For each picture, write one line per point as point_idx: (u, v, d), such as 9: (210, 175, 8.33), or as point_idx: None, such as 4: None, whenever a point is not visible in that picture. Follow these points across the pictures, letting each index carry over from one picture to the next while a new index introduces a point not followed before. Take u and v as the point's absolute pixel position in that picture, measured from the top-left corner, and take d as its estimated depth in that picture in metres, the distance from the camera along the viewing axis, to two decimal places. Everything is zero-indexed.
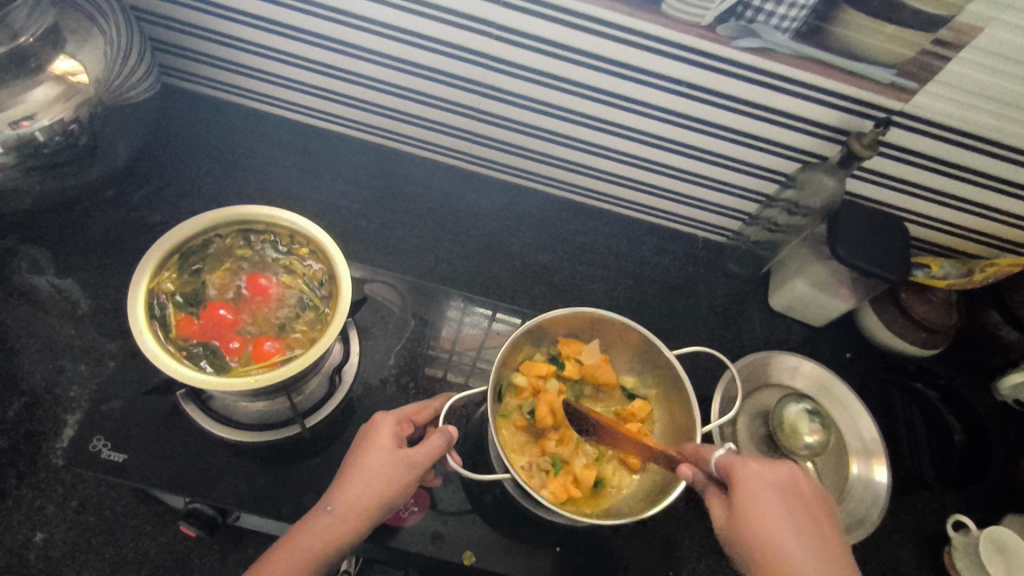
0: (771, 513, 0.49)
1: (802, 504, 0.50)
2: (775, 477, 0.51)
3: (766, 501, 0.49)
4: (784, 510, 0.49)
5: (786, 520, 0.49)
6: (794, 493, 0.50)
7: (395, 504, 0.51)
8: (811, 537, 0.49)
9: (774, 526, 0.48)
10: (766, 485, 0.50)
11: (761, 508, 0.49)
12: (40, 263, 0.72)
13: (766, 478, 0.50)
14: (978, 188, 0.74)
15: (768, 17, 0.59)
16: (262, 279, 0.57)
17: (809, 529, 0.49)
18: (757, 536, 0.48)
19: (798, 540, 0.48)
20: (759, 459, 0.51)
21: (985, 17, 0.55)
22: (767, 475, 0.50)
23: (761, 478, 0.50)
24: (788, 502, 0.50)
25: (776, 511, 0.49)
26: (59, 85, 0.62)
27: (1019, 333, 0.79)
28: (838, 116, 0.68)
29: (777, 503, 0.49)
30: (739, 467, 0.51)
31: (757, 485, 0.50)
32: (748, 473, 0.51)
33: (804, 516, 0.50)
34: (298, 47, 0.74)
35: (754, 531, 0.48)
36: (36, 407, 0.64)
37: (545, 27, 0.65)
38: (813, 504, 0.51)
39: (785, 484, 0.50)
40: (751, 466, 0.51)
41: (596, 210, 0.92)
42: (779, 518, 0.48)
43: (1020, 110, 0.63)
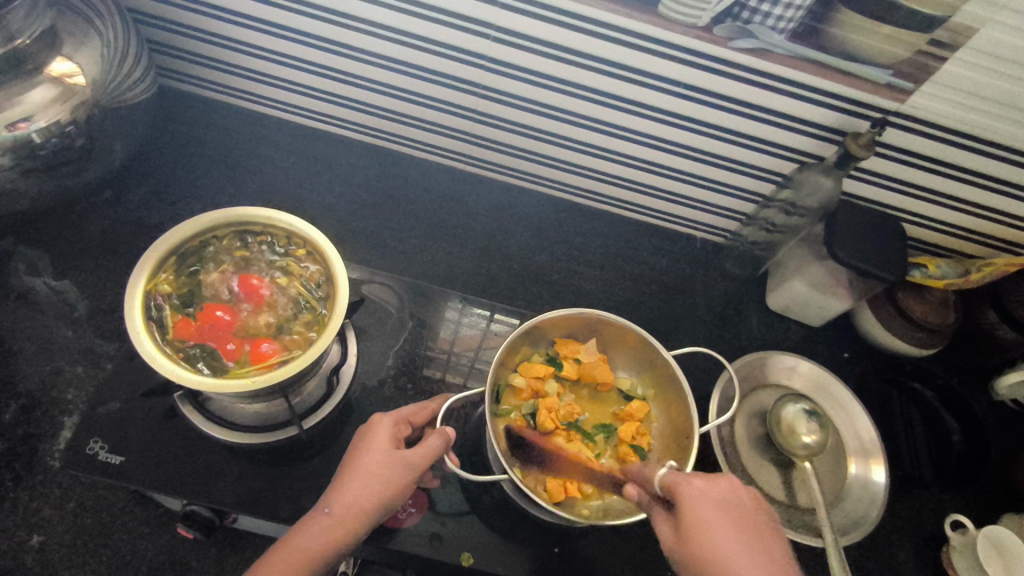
0: (718, 533, 0.47)
1: (746, 517, 0.49)
2: (717, 494, 0.49)
3: (709, 519, 0.48)
4: (727, 528, 0.48)
5: (733, 539, 0.47)
6: (737, 508, 0.49)
7: (393, 506, 0.51)
8: (757, 554, 0.47)
9: (723, 546, 0.47)
10: (708, 503, 0.49)
11: (707, 527, 0.47)
12: (37, 265, 0.72)
13: (708, 499, 0.49)
14: (974, 188, 0.74)
15: (765, 18, 0.59)
16: (252, 278, 0.57)
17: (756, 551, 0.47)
18: (707, 560, 0.46)
19: (744, 558, 0.46)
20: (700, 477, 0.50)
21: (980, 18, 0.55)
22: (709, 492, 0.49)
23: (704, 496, 0.49)
24: (729, 519, 0.48)
25: (722, 529, 0.47)
26: (56, 86, 0.62)
27: (1018, 333, 0.79)
28: (834, 117, 0.68)
29: (721, 523, 0.48)
30: (682, 487, 0.50)
31: (699, 503, 0.49)
32: (690, 493, 0.49)
33: (748, 530, 0.48)
34: (296, 49, 0.74)
35: (702, 554, 0.47)
36: (33, 409, 0.64)
37: (541, 28, 0.65)
38: (756, 516, 0.49)
39: (728, 499, 0.49)
40: (694, 484, 0.50)
41: (594, 211, 0.92)
42: (727, 537, 0.47)
43: (1016, 111, 0.63)
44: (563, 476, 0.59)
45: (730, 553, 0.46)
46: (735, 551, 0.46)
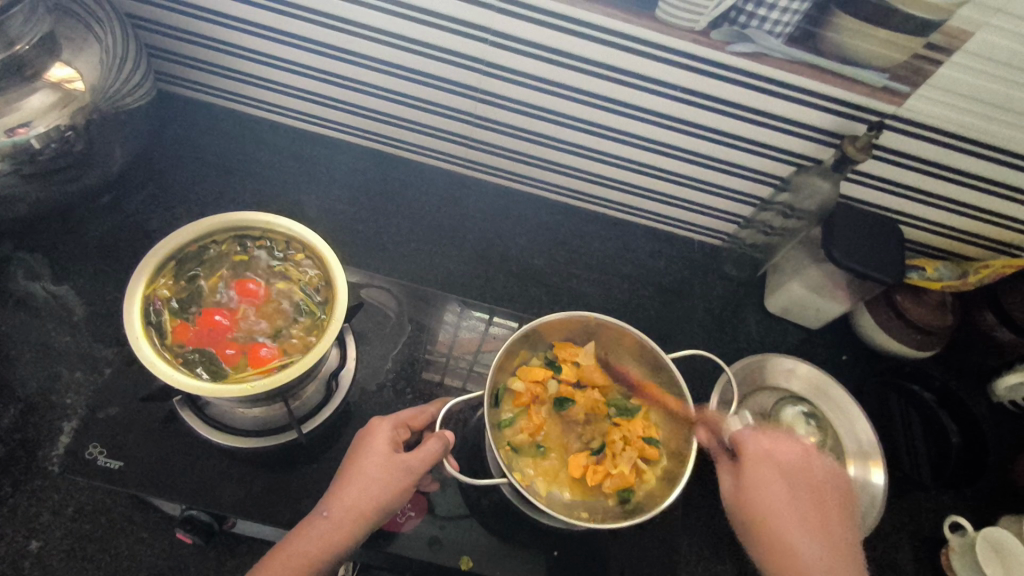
0: (776, 489, 0.54)
1: (806, 483, 0.55)
2: (786, 456, 0.56)
3: (773, 473, 0.55)
4: (786, 488, 0.54)
5: (788, 492, 0.54)
6: (801, 472, 0.56)
7: (393, 509, 0.51)
8: (808, 515, 0.54)
9: (779, 497, 0.54)
10: (776, 460, 0.56)
11: (770, 479, 0.54)
12: (35, 269, 0.72)
13: (773, 459, 0.56)
14: (971, 190, 0.74)
15: (761, 22, 0.60)
16: (250, 283, 0.57)
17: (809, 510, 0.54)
18: (762, 504, 0.54)
19: (797, 511, 0.53)
20: (773, 439, 0.57)
21: (975, 22, 0.55)
22: (777, 453, 0.56)
23: (771, 454, 0.56)
24: (791, 478, 0.55)
25: (783, 485, 0.54)
26: (55, 92, 0.62)
27: (1015, 334, 0.79)
28: (832, 120, 0.69)
29: (782, 479, 0.55)
30: (752, 442, 0.56)
31: (766, 460, 0.55)
32: (760, 449, 0.56)
33: (807, 492, 0.55)
34: (294, 54, 0.74)
35: (758, 498, 0.54)
36: (31, 414, 0.64)
37: (538, 32, 0.65)
38: (816, 485, 0.56)
39: (793, 463, 0.56)
40: (767, 444, 0.56)
41: (592, 214, 0.92)
42: (784, 491, 0.54)
43: (1012, 113, 0.63)
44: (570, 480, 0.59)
45: (785, 503, 0.54)
46: (790, 501, 0.54)
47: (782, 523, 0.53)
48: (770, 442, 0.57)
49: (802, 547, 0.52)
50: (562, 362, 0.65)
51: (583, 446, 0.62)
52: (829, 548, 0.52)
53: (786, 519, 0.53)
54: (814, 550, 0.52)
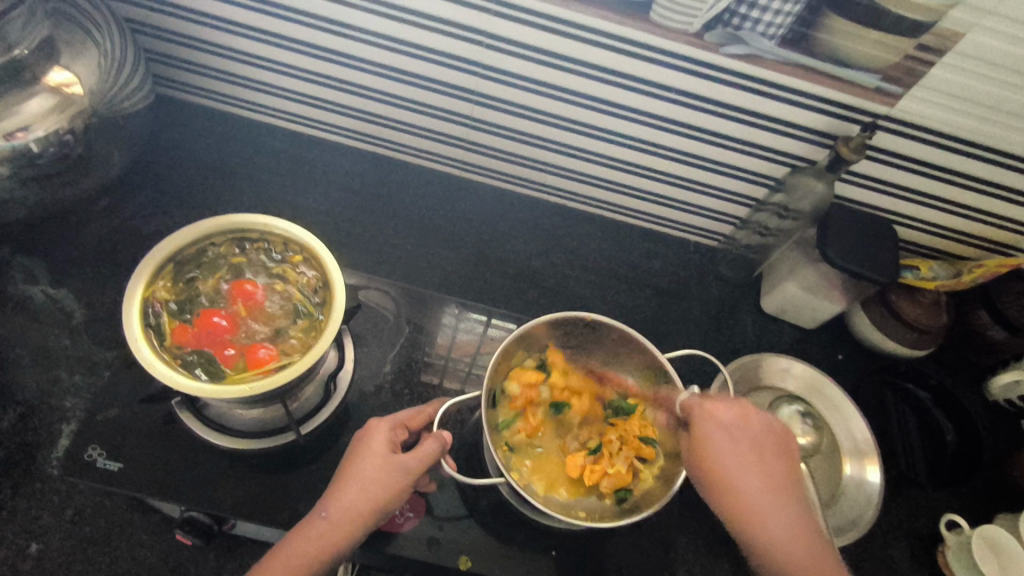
0: (721, 449, 0.52)
1: (757, 441, 0.53)
2: (733, 416, 0.54)
3: (720, 436, 0.53)
4: (733, 446, 0.52)
5: (738, 453, 0.52)
6: (748, 431, 0.53)
7: (391, 509, 0.52)
8: (756, 470, 0.52)
9: (729, 460, 0.52)
10: (722, 421, 0.53)
11: (718, 442, 0.53)
12: (34, 273, 0.72)
13: (718, 418, 0.54)
14: (964, 191, 0.75)
15: (755, 24, 0.60)
16: (247, 284, 0.58)
17: (757, 465, 0.52)
18: (711, 469, 0.52)
19: (748, 470, 0.52)
20: (718, 400, 0.55)
21: (966, 23, 0.56)
22: (723, 414, 0.54)
23: (719, 417, 0.54)
24: (739, 438, 0.53)
25: (732, 446, 0.52)
26: (54, 96, 0.62)
27: (1007, 333, 0.80)
28: (825, 121, 0.69)
29: (729, 440, 0.53)
30: (696, 406, 0.55)
31: (713, 424, 0.53)
32: (704, 412, 0.54)
33: (756, 450, 0.53)
34: (291, 57, 0.75)
35: (706, 463, 0.52)
36: (30, 417, 0.64)
37: (535, 35, 0.66)
38: (766, 441, 0.54)
39: (742, 422, 0.54)
40: (711, 405, 0.54)
41: (589, 216, 0.93)
42: (733, 453, 0.52)
43: (1003, 114, 0.64)
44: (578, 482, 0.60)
45: (735, 464, 0.52)
46: (740, 462, 0.52)
47: (734, 486, 0.51)
48: (716, 404, 0.54)
49: (755, 508, 0.51)
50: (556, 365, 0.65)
51: (580, 446, 0.63)
52: (780, 504, 0.51)
53: (736, 479, 0.51)
54: (765, 508, 0.51)
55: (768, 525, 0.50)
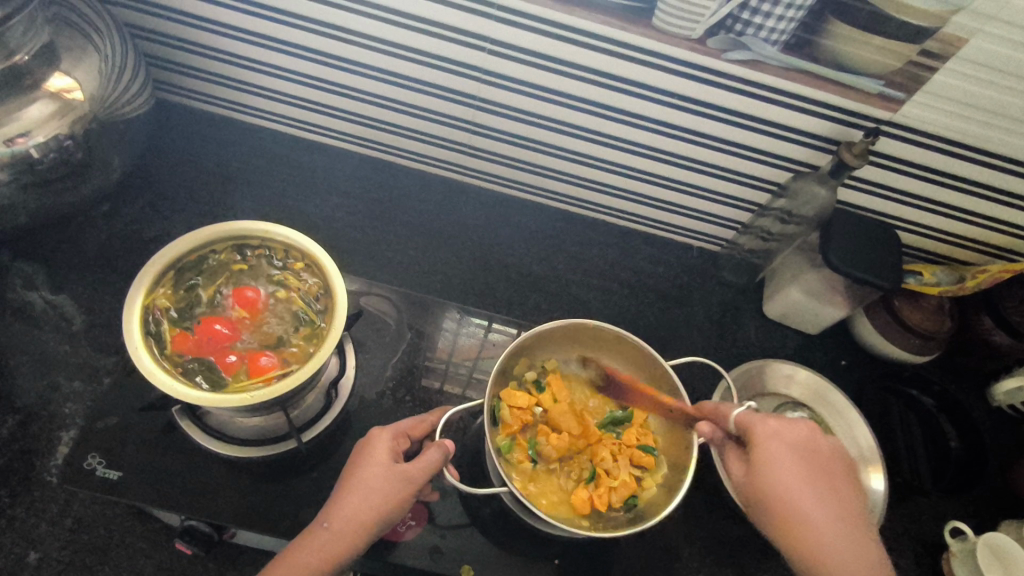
0: (787, 470, 0.51)
1: (822, 465, 0.52)
2: (797, 439, 0.53)
3: (786, 460, 0.52)
4: (799, 468, 0.52)
5: (805, 478, 0.51)
6: (813, 455, 0.53)
7: (393, 519, 0.51)
8: (823, 493, 0.51)
9: (797, 485, 0.51)
10: (785, 444, 0.52)
11: (786, 467, 0.51)
12: (33, 279, 0.72)
13: (782, 438, 0.53)
14: (968, 196, 0.75)
15: (757, 30, 0.60)
16: (248, 291, 0.57)
17: (823, 489, 0.51)
18: (778, 495, 0.51)
19: (817, 495, 0.51)
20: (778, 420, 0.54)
21: (970, 29, 0.56)
22: (787, 436, 0.53)
23: (783, 438, 0.53)
24: (803, 461, 0.52)
25: (800, 472, 0.51)
26: (54, 102, 0.62)
27: (1012, 338, 0.79)
28: (828, 126, 0.69)
29: (795, 461, 0.52)
30: (758, 426, 0.53)
31: (777, 448, 0.52)
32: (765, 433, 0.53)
33: (822, 473, 0.52)
34: (292, 62, 0.75)
35: (772, 488, 0.51)
36: (29, 424, 0.64)
37: (537, 41, 0.65)
38: (829, 463, 0.53)
39: (807, 446, 0.53)
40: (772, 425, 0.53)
41: (591, 220, 0.92)
42: (802, 480, 0.51)
43: (1007, 119, 0.64)
44: (585, 494, 0.59)
45: (803, 490, 0.51)
46: (806, 486, 0.51)
47: (802, 509, 0.50)
48: (777, 425, 0.53)
49: (824, 536, 0.50)
50: (549, 384, 0.65)
51: (575, 481, 0.61)
52: (849, 530, 0.50)
53: (806, 507, 0.50)
54: (834, 533, 0.50)
55: (836, 551, 0.49)
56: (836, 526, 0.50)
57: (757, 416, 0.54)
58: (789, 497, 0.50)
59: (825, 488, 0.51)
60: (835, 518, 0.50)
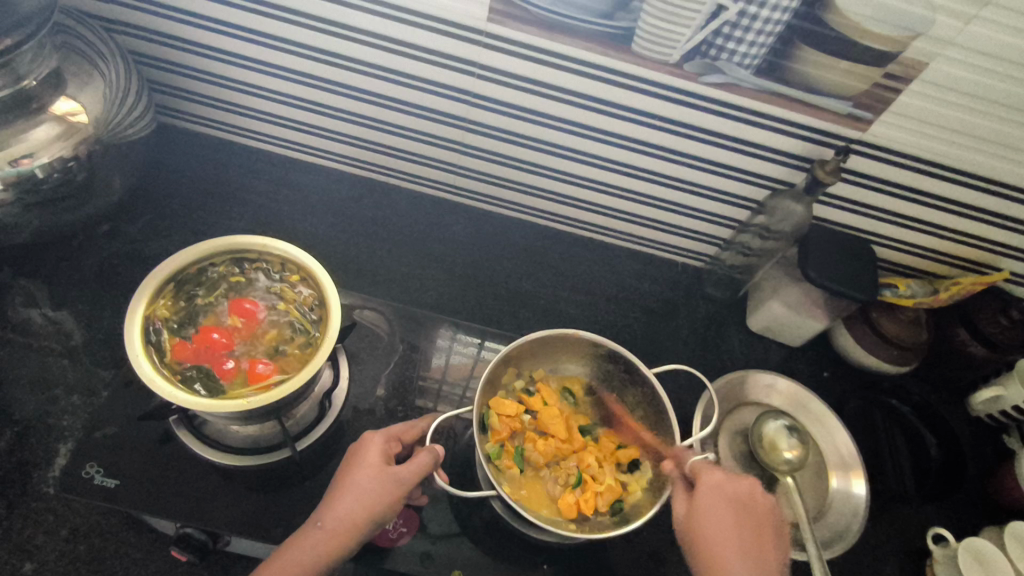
0: (713, 520, 0.55)
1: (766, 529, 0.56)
2: (759, 513, 0.56)
3: (729, 510, 0.55)
4: (730, 520, 0.55)
5: (752, 536, 0.55)
6: (757, 518, 0.56)
7: (383, 521, 0.52)
8: (748, 551, 0.53)
9: (740, 527, 0.55)
10: (733, 506, 0.55)
11: (737, 517, 0.55)
12: (34, 296, 0.74)
13: (728, 491, 0.56)
14: (938, 212, 0.78)
15: (731, 55, 0.63)
16: (247, 303, 0.59)
17: (747, 541, 0.54)
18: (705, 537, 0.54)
19: (758, 543, 0.55)
20: (745, 485, 0.57)
21: (929, 53, 0.59)
22: (752, 498, 0.56)
23: (743, 501, 0.56)
24: (736, 511, 0.55)
25: (742, 521, 0.55)
26: (59, 124, 0.65)
27: (987, 348, 0.83)
28: (801, 146, 0.73)
29: (727, 513, 0.55)
30: (712, 488, 0.56)
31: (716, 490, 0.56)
32: (730, 492, 0.56)
33: (752, 527, 0.55)
34: (288, 87, 0.78)
35: (709, 517, 0.55)
36: (28, 436, 0.65)
37: (523, 65, 0.69)
38: (763, 513, 0.57)
39: (750, 509, 0.56)
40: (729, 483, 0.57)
41: (579, 238, 0.95)
42: (747, 526, 0.55)
43: (970, 137, 0.67)
44: (572, 498, 0.60)
45: (734, 527, 0.54)
46: (731, 528, 0.54)
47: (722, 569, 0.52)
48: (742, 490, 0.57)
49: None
50: (537, 392, 0.67)
51: (563, 485, 0.62)
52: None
53: (738, 533, 0.54)
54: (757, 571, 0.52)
55: None
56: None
57: (717, 477, 0.57)
58: (714, 549, 0.53)
59: (754, 536, 0.55)
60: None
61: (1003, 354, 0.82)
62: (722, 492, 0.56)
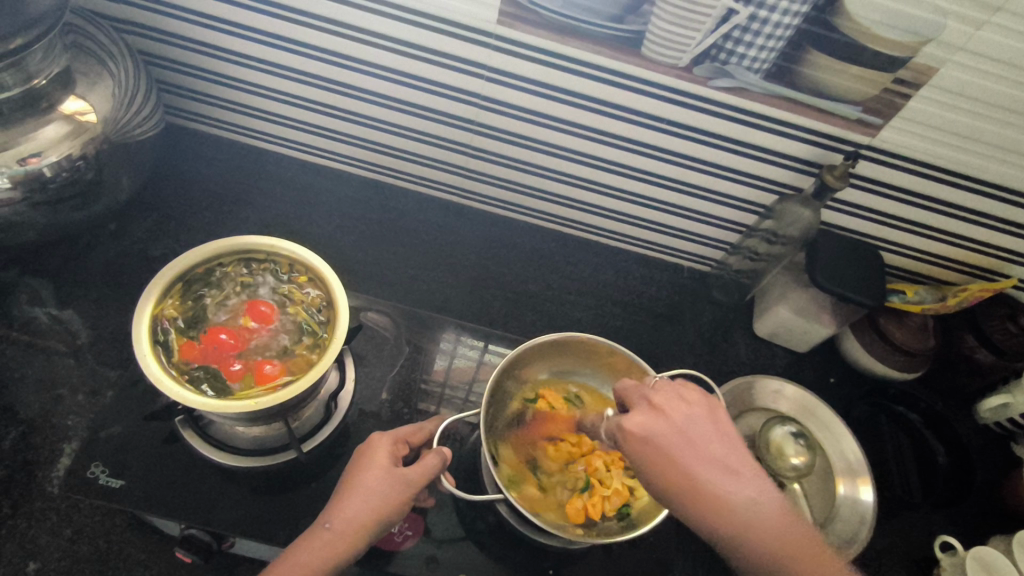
0: (657, 464, 0.47)
1: (720, 416, 0.50)
2: (706, 409, 0.49)
3: (685, 429, 0.48)
4: (670, 451, 0.47)
5: (718, 438, 0.48)
6: (708, 411, 0.49)
7: (393, 522, 0.52)
8: (707, 469, 0.46)
9: (707, 436, 0.48)
10: (685, 421, 0.48)
11: (693, 432, 0.48)
12: (41, 295, 0.73)
13: (643, 426, 0.48)
14: (946, 218, 0.78)
15: (740, 59, 0.63)
16: (262, 306, 0.58)
17: (698, 459, 0.46)
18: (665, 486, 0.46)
19: (725, 438, 0.49)
20: (673, 392, 0.50)
21: (940, 59, 0.59)
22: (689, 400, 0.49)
23: (689, 412, 0.49)
24: (669, 437, 0.47)
25: (700, 430, 0.48)
26: (68, 124, 0.65)
27: (994, 356, 0.82)
28: (810, 150, 0.72)
29: (662, 445, 0.47)
30: (653, 426, 0.48)
31: (639, 435, 0.48)
32: (669, 415, 0.48)
33: (690, 439, 0.47)
34: (297, 88, 0.78)
35: (673, 459, 0.46)
36: (33, 436, 0.65)
37: (533, 69, 0.69)
38: (692, 413, 0.49)
39: (698, 411, 0.49)
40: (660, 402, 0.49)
41: (585, 242, 0.95)
42: (707, 426, 0.48)
43: (979, 143, 0.67)
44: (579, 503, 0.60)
45: (699, 450, 0.47)
46: (700, 449, 0.47)
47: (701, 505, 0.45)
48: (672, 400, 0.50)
49: (755, 510, 0.45)
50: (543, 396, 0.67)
51: (570, 490, 0.62)
52: (743, 491, 0.45)
53: (708, 448, 0.47)
54: (746, 468, 0.47)
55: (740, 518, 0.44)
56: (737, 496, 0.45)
57: (647, 413, 0.49)
58: (680, 492, 0.46)
59: (720, 439, 0.48)
60: (731, 491, 0.45)
61: (1010, 361, 0.82)
62: (665, 422, 0.48)
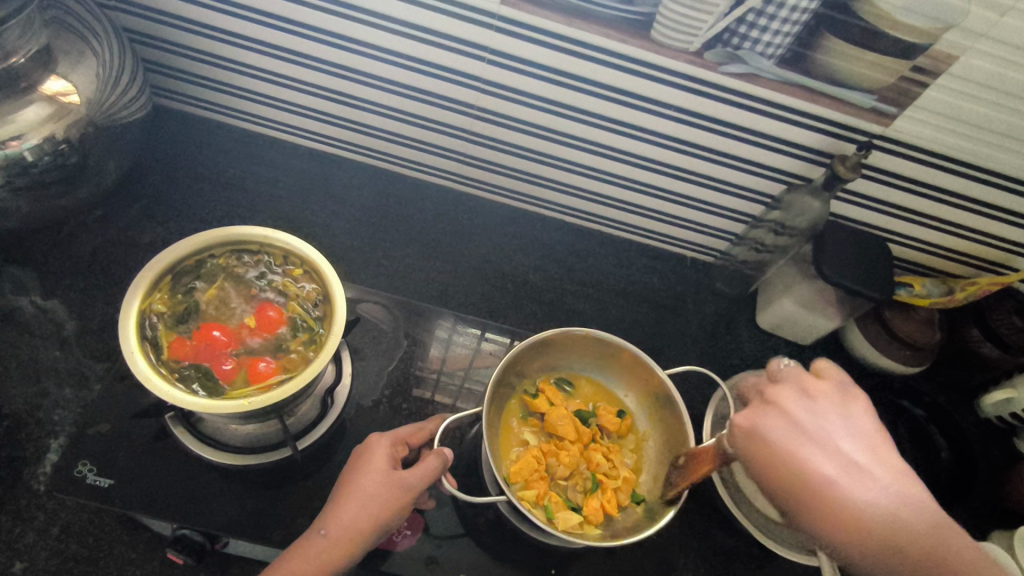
0: (766, 451, 0.43)
1: (855, 407, 0.43)
2: (836, 401, 0.44)
3: (807, 423, 0.42)
4: (792, 442, 0.42)
5: (847, 432, 0.42)
6: (843, 407, 0.43)
7: (389, 529, 0.51)
8: (838, 458, 0.41)
9: (836, 430, 0.42)
10: (807, 416, 0.43)
11: (820, 425, 0.42)
12: (25, 284, 0.71)
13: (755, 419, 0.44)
14: (957, 210, 0.76)
15: (754, 44, 0.61)
16: (270, 311, 0.56)
17: (825, 452, 0.41)
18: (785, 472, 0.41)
19: (857, 433, 0.42)
20: (793, 386, 0.45)
21: (960, 46, 0.57)
22: (812, 393, 0.44)
23: (814, 406, 0.43)
24: (790, 431, 0.42)
25: (831, 423, 0.42)
26: (51, 104, 0.62)
27: (1000, 350, 0.81)
28: (821, 139, 0.70)
29: (779, 434, 0.42)
30: (763, 420, 0.44)
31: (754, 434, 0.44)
32: (790, 411, 0.43)
33: (811, 432, 0.42)
34: (293, 70, 0.75)
35: (785, 452, 0.42)
36: (17, 431, 0.62)
37: (537, 51, 0.66)
38: (820, 402, 0.43)
39: (829, 406, 0.43)
40: (776, 397, 0.44)
41: (587, 231, 0.93)
42: (837, 416, 0.43)
43: (996, 134, 0.65)
44: (591, 504, 0.59)
45: (822, 446, 0.41)
46: (825, 442, 0.41)
47: (834, 495, 0.40)
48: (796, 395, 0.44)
49: (884, 512, 0.39)
50: (543, 393, 0.66)
51: (578, 492, 0.61)
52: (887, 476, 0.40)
53: (834, 442, 0.41)
54: (878, 461, 0.41)
55: (883, 510, 0.39)
56: (870, 481, 0.40)
57: (759, 408, 0.45)
58: (805, 481, 0.41)
59: (849, 428, 0.42)
60: (860, 475, 0.40)
61: (1016, 356, 0.80)
62: (779, 417, 0.44)
